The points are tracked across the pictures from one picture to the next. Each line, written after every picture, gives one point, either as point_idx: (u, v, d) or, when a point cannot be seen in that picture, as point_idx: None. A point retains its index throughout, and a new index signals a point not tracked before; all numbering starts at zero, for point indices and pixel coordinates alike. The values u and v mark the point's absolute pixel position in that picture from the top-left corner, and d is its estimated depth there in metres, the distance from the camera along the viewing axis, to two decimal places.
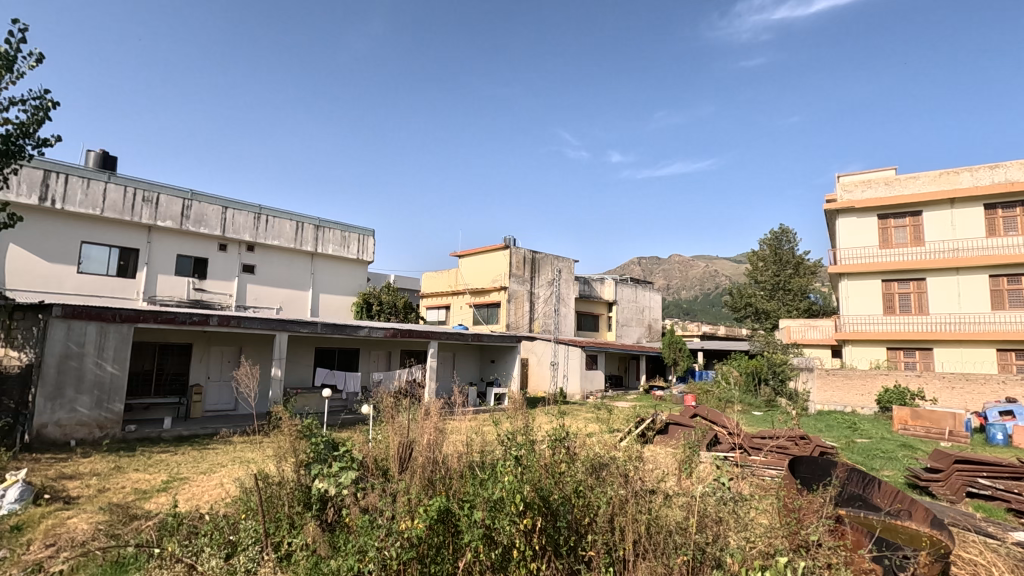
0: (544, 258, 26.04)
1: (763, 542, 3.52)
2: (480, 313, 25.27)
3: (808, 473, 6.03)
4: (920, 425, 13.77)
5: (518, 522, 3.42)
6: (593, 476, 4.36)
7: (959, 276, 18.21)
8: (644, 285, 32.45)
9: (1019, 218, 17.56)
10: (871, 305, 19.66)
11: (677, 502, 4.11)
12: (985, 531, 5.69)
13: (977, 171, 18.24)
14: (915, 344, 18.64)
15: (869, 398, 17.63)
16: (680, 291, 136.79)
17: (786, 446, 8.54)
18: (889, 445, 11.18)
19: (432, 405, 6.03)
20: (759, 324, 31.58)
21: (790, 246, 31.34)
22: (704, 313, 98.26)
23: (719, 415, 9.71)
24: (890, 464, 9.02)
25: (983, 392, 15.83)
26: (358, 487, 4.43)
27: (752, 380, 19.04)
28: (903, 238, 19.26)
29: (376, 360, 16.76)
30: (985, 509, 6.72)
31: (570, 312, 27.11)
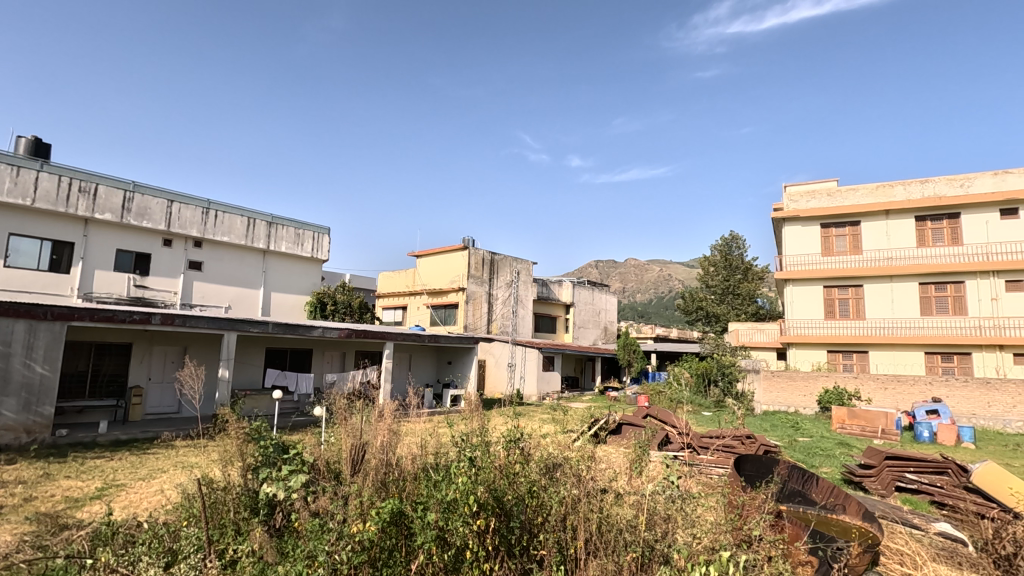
0: (503, 259, 26.09)
1: (709, 538, 3.62)
2: (438, 313, 25.10)
3: (752, 470, 6.28)
4: (856, 424, 14.51)
5: (472, 522, 3.43)
6: (546, 476, 4.41)
7: (892, 283, 19.36)
8: (600, 288, 32.97)
9: (945, 230, 18.82)
10: (813, 309, 20.63)
11: (629, 500, 4.20)
12: (911, 523, 6.08)
13: (910, 185, 19.46)
14: (853, 347, 19.68)
15: (810, 398, 18.49)
16: (635, 295, 139.83)
17: (734, 445, 8.83)
18: (827, 443, 11.77)
19: (387, 406, 5.96)
20: (709, 327, 32.65)
21: (739, 252, 32.53)
22: (658, 315, 100.80)
23: (669, 416, 9.98)
24: (829, 462, 9.49)
25: (912, 392, 16.86)
26: (308, 490, 4.34)
27: (702, 381, 19.65)
28: (843, 246, 20.30)
29: (329, 361, 16.39)
30: (912, 502, 7.22)
31: (528, 313, 27.27)
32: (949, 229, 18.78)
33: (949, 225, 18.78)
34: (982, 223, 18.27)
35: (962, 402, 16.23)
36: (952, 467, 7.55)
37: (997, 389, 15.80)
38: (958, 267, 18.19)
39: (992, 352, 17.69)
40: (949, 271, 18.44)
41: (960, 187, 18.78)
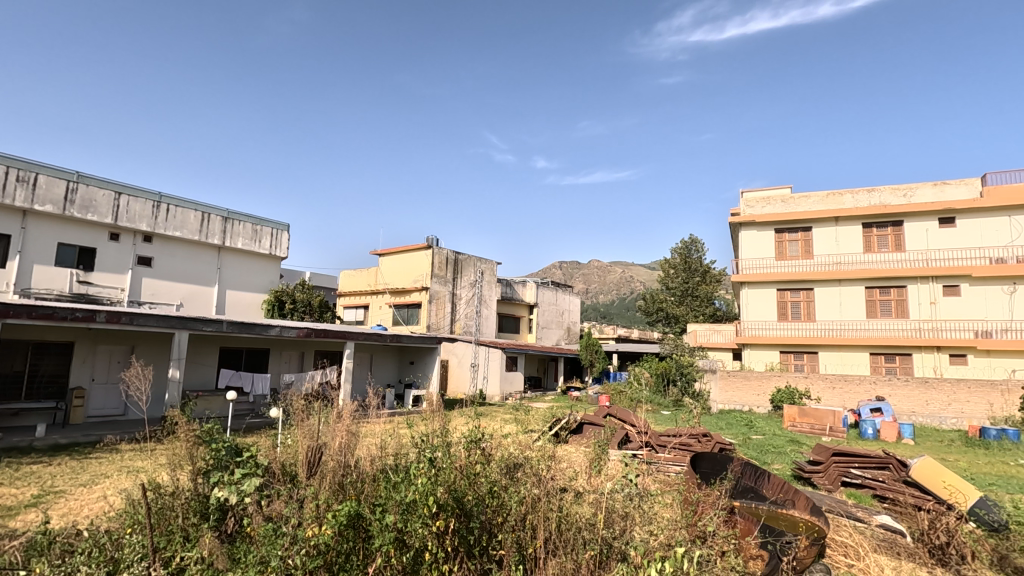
0: (467, 259, 26.00)
1: (665, 534, 3.70)
2: (400, 313, 24.81)
3: (708, 468, 6.46)
4: (806, 422, 15.10)
5: (431, 524, 3.39)
6: (507, 476, 4.41)
7: (840, 287, 20.25)
8: (564, 288, 33.26)
9: (889, 236, 19.79)
10: (767, 311, 21.36)
11: (588, 500, 4.25)
12: (855, 516, 6.35)
13: (858, 194, 20.40)
14: (804, 348, 20.46)
15: (763, 397, 19.14)
16: (598, 296, 141.61)
17: (691, 443, 9.04)
18: (778, 440, 12.21)
19: (345, 407, 5.85)
20: (669, 328, 33.38)
21: (698, 255, 33.39)
22: (620, 316, 102.53)
23: (629, 415, 10.16)
24: (780, 459, 9.85)
25: (858, 391, 17.65)
26: (262, 494, 4.22)
27: (661, 381, 20.07)
28: (795, 251, 21.10)
29: (287, 361, 15.97)
30: (856, 497, 7.56)
31: (492, 313, 27.27)
32: (893, 237, 19.76)
33: (893, 232, 19.75)
34: (923, 231, 19.30)
35: (903, 401, 17.10)
36: (893, 462, 7.91)
37: (935, 388, 16.72)
38: (900, 273, 19.16)
39: (930, 353, 18.70)
40: (892, 276, 19.40)
41: (903, 197, 19.79)
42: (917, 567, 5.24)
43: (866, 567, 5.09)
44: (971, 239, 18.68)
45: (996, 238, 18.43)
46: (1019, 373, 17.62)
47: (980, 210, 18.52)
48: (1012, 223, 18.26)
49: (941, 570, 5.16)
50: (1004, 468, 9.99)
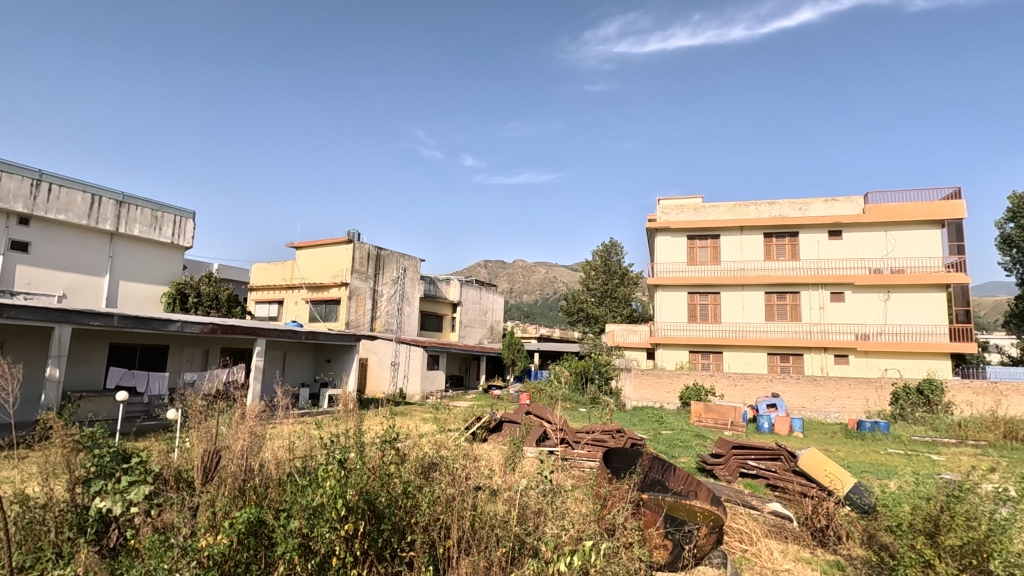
0: (389, 255, 25.43)
1: (575, 529, 3.80)
2: (317, 309, 23.83)
3: (619, 462, 6.68)
4: (710, 417, 16.13)
5: (339, 528, 3.27)
6: (422, 475, 4.34)
7: (744, 292, 21.77)
8: (488, 287, 33.35)
9: (786, 246, 21.55)
10: (678, 313, 22.56)
11: (501, 497, 4.28)
12: (750, 504, 6.85)
13: (760, 206, 22.08)
14: (710, 348, 21.82)
15: (673, 394, 20.21)
16: (522, 295, 143.62)
17: (605, 439, 9.34)
18: (686, 435, 12.93)
19: (251, 408, 5.52)
20: (589, 327, 34.45)
21: (618, 258, 34.66)
22: (543, 316, 104.15)
23: (546, 411, 10.42)
24: (686, 452, 10.42)
25: (757, 388, 19.05)
26: (151, 503, 3.88)
27: (580, 379, 20.47)
28: (705, 257, 22.46)
29: (189, 359, 14.86)
30: (752, 486, 8.17)
31: (414, 311, 26.87)
32: (790, 246, 21.52)
33: (790, 242, 21.52)
34: (815, 242, 21.17)
35: (795, 397, 18.66)
36: (784, 453, 8.57)
37: (821, 385, 18.40)
38: (795, 279, 20.91)
39: (818, 353, 20.53)
40: (788, 282, 21.14)
41: (800, 210, 21.65)
42: (800, 549, 5.72)
43: (758, 552, 5.50)
44: (854, 251, 20.73)
45: (875, 250, 20.55)
46: (890, 371, 19.74)
47: (863, 225, 20.59)
48: (888, 238, 20.44)
49: (820, 550, 5.68)
50: (875, 456, 11.18)
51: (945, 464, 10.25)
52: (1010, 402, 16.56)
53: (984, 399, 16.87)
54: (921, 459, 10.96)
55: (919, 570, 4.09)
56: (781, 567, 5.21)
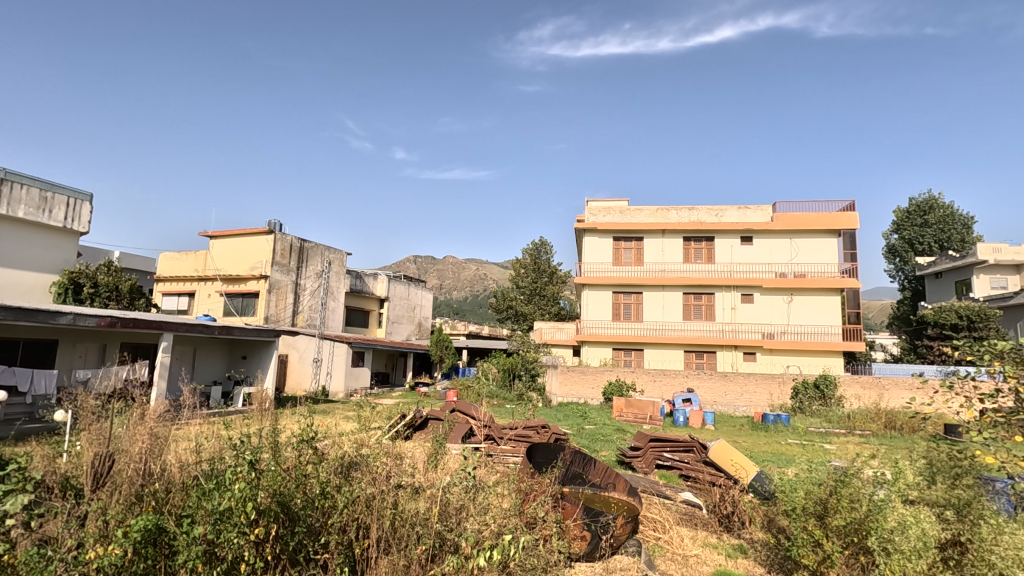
0: (313, 247, 24.48)
1: (496, 523, 3.84)
2: (233, 303, 22.52)
3: (542, 457, 6.76)
4: (631, 412, 16.77)
5: (248, 532, 3.13)
6: (341, 475, 4.20)
7: (664, 292, 22.81)
8: (416, 283, 32.89)
9: (703, 249, 22.82)
10: (603, 311, 23.26)
11: (423, 494, 4.23)
12: (664, 494, 7.18)
13: (680, 211, 23.26)
14: (632, 346, 22.68)
15: (597, 390, 20.85)
16: (451, 292, 142.76)
17: (529, 434, 9.48)
18: (607, 430, 13.37)
19: (152, 408, 5.13)
20: (517, 325, 34.79)
21: (547, 257, 35.21)
22: (472, 313, 104.06)
23: (472, 408, 10.41)
24: (607, 446, 10.78)
25: (674, 383, 20.03)
26: (29, 516, 3.50)
27: (508, 376, 20.95)
28: (629, 258, 23.32)
29: (83, 356, 13.57)
30: (666, 477, 8.59)
31: (339, 306, 26.01)
32: (706, 250, 22.81)
33: (707, 246, 22.81)
34: (729, 246, 22.56)
35: (708, 392, 19.78)
36: (697, 445, 9.07)
37: (732, 381, 19.62)
38: (710, 281, 22.18)
39: (730, 351, 21.88)
40: (705, 284, 22.37)
41: (716, 216, 23.01)
42: (708, 535, 6.09)
43: (670, 539, 5.78)
44: (763, 256, 22.29)
45: (781, 256, 22.19)
46: (792, 368, 21.41)
47: (771, 232, 22.18)
48: (792, 244, 22.14)
49: (726, 534, 6.09)
50: (777, 447, 12.09)
51: (835, 453, 11.22)
52: (890, 395, 18.42)
53: (870, 392, 18.64)
54: (815, 448, 11.95)
55: (810, 549, 4.55)
56: (690, 552, 5.52)
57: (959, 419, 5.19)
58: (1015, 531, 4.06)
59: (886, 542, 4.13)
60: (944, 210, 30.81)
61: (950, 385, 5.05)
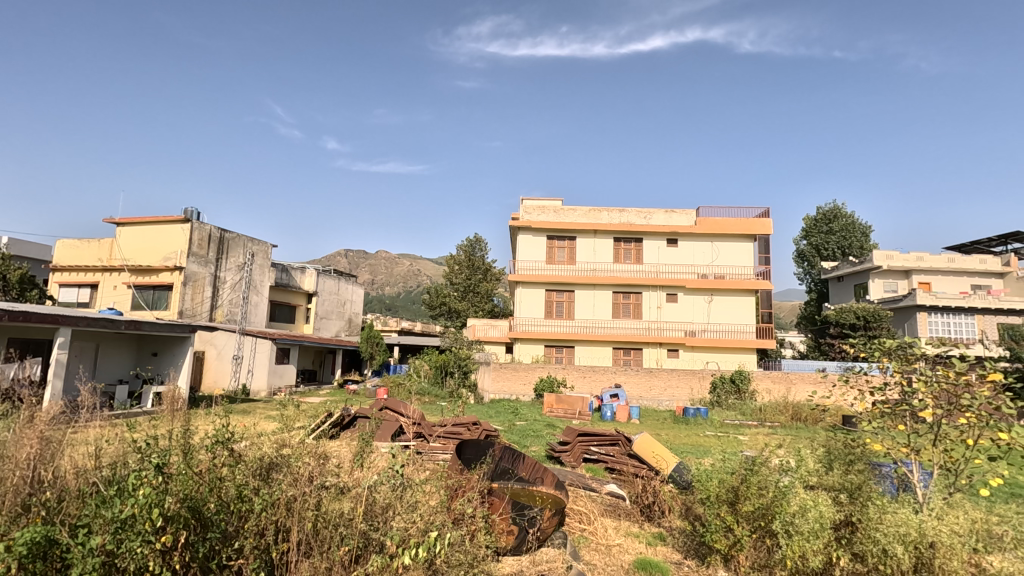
0: (235, 238, 23.19)
1: (423, 521, 3.83)
2: (142, 295, 20.94)
3: (472, 454, 6.72)
4: (561, 407, 17.15)
5: (154, 541, 2.97)
6: (260, 475, 4.01)
7: (594, 291, 23.44)
8: (347, 278, 31.95)
9: (632, 250, 23.67)
10: (536, 309, 23.56)
11: (348, 494, 4.14)
12: (589, 486, 7.40)
13: (611, 212, 23.98)
14: (564, 343, 23.13)
15: (528, 386, 21.12)
16: (383, 288, 139.70)
17: (459, 432, 9.46)
18: (537, 425, 13.58)
19: (45, 409, 4.69)
20: (450, 322, 34.57)
21: (481, 254, 35.22)
22: (405, 309, 102.32)
23: (403, 406, 10.25)
24: (537, 442, 10.95)
25: (602, 379, 20.64)
26: None
27: (440, 373, 20.77)
28: (562, 257, 23.77)
29: None
30: (592, 470, 8.85)
31: (262, 301, 24.79)
32: (634, 251, 23.68)
33: (635, 247, 23.69)
34: (656, 248, 23.55)
35: (634, 387, 20.52)
36: (622, 439, 9.36)
37: (656, 376, 20.49)
38: (638, 281, 23.04)
39: (655, 348, 22.84)
40: (632, 284, 23.21)
41: (644, 219, 23.93)
42: (630, 524, 6.35)
43: (594, 530, 5.97)
44: (687, 258, 23.43)
45: (703, 258, 23.41)
46: (711, 364, 22.62)
47: (694, 235, 23.36)
48: (713, 247, 23.42)
49: (647, 523, 6.38)
50: (695, 438, 12.78)
51: (747, 443, 12.02)
52: (796, 389, 19.94)
53: (779, 386, 20.08)
54: (729, 439, 12.74)
55: (722, 534, 4.94)
56: (613, 542, 5.72)
57: (852, 411, 5.71)
58: (896, 510, 4.51)
59: (788, 524, 4.48)
60: (846, 220, 33.63)
61: (847, 380, 5.54)
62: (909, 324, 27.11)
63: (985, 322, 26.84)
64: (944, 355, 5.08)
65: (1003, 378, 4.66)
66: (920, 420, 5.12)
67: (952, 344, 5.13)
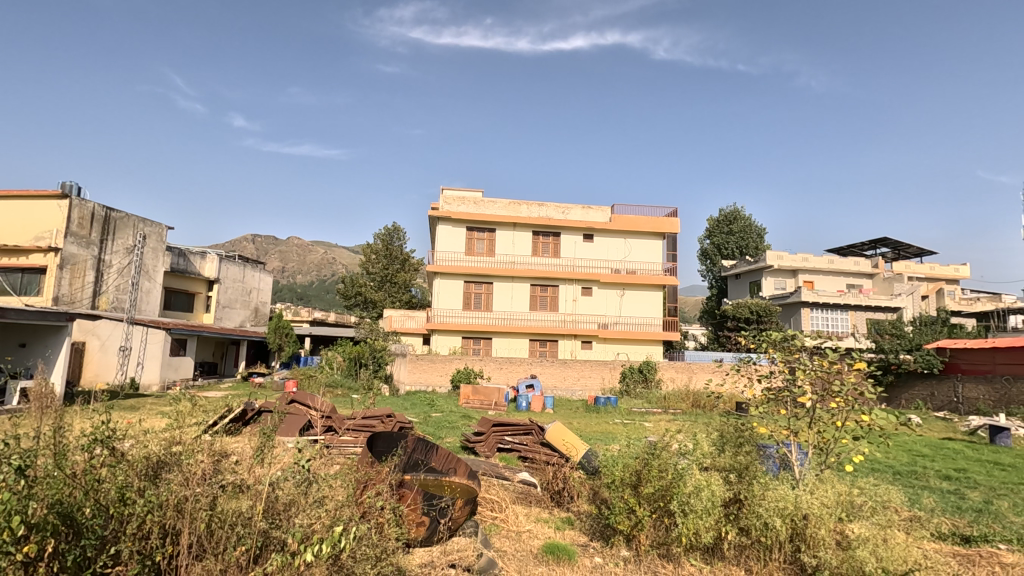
0: (122, 218, 21.07)
1: (328, 516, 3.69)
2: (8, 280, 18.55)
3: (384, 446, 6.57)
4: (477, 399, 17.23)
5: (14, 553, 2.66)
6: (147, 476, 3.70)
7: (513, 283, 23.72)
8: (253, 265, 30.11)
9: (549, 244, 24.19)
10: (454, 300, 23.45)
11: (247, 491, 3.93)
12: (502, 475, 7.52)
13: (530, 206, 24.31)
14: (481, 334, 23.21)
15: (445, 377, 20.99)
16: (295, 276, 133.48)
17: (372, 424, 9.24)
18: (453, 416, 13.59)
19: None
20: (366, 312, 33.63)
21: (399, 243, 34.51)
22: (319, 299, 98.50)
23: (312, 399, 9.85)
24: (452, 433, 10.95)
25: (518, 370, 20.99)
26: None
27: (354, 364, 20.20)
28: (481, 249, 23.83)
29: None
30: (506, 459, 9.00)
31: (155, 288, 22.77)
32: (552, 244, 24.22)
33: (553, 241, 24.23)
34: (573, 243, 24.22)
35: (549, 377, 21.04)
36: (535, 428, 9.63)
37: (570, 367, 21.12)
38: (554, 275, 23.57)
39: (569, 340, 23.53)
40: (549, 277, 23.71)
41: (562, 213, 24.49)
42: (540, 510, 6.55)
43: (505, 517, 6.08)
44: (601, 253, 24.30)
45: (617, 254, 24.37)
46: (621, 355, 23.67)
47: (608, 231, 24.26)
48: (626, 243, 24.45)
49: (556, 509, 6.61)
50: (604, 426, 13.35)
51: (650, 430, 12.75)
52: (696, 377, 21.38)
53: (682, 375, 21.42)
54: (635, 426, 13.45)
55: (625, 516, 5.21)
56: (523, 528, 5.86)
57: (742, 397, 6.21)
58: (776, 486, 4.98)
59: (685, 504, 4.84)
60: (744, 222, 36.36)
61: (738, 368, 6.02)
62: (794, 318, 29.86)
63: (857, 318, 30.09)
64: (821, 346, 5.62)
65: (866, 366, 5.28)
66: (799, 405, 5.64)
67: (827, 336, 5.68)
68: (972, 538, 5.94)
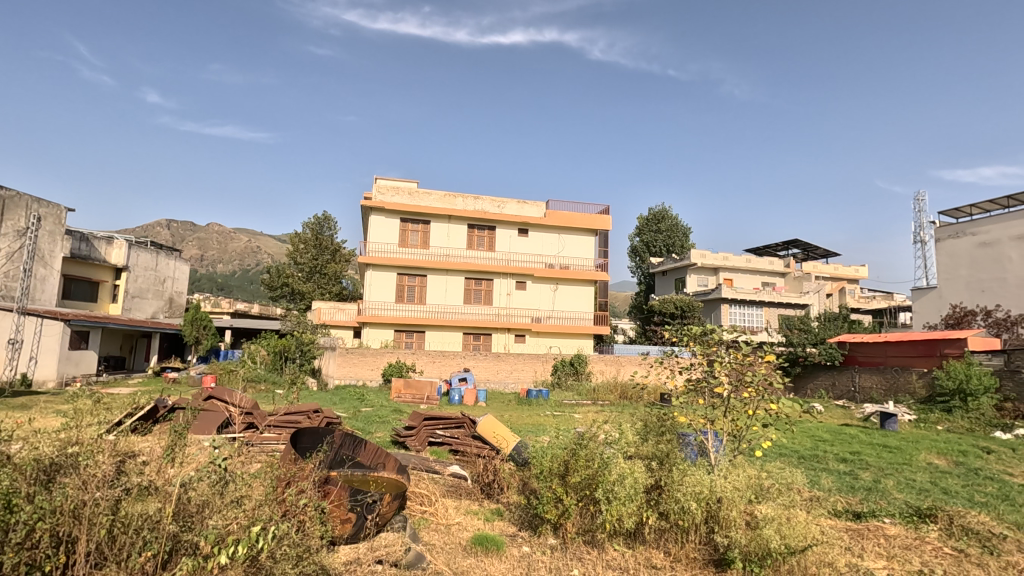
0: (12, 197, 19.09)
1: (246, 516, 3.53)
2: None
3: (308, 443, 6.35)
4: (409, 393, 16.98)
5: None
6: (37, 480, 3.38)
7: (447, 276, 23.53)
8: (168, 252, 28.10)
9: (485, 238, 24.19)
10: (386, 292, 22.96)
11: (156, 492, 3.69)
12: (432, 468, 7.49)
13: (466, 199, 24.19)
14: (414, 327, 22.88)
15: (376, 371, 20.52)
16: (215, 265, 125.92)
17: (297, 420, 8.91)
18: (384, 411, 13.35)
19: None
20: (292, 304, 32.26)
21: (329, 233, 33.33)
22: (242, 290, 93.50)
23: (232, 395, 9.35)
24: (382, 427, 10.74)
25: (451, 363, 20.89)
26: None
27: (278, 358, 19.34)
28: (415, 241, 23.50)
29: None
30: (436, 453, 8.95)
31: (53, 275, 20.75)
32: (487, 238, 24.24)
33: (488, 235, 24.24)
34: (508, 237, 24.35)
35: (482, 371, 21.08)
36: (467, 421, 9.64)
37: (503, 360, 21.29)
38: (489, 269, 23.64)
39: (503, 333, 23.71)
40: (484, 271, 23.75)
41: (498, 207, 24.56)
42: (470, 503, 6.57)
43: (435, 511, 6.05)
44: (536, 248, 24.59)
45: (551, 249, 24.75)
46: (553, 348, 24.12)
47: (543, 227, 24.59)
48: (560, 239, 24.89)
49: (486, 501, 6.66)
50: (536, 418, 13.59)
51: (579, 421, 13.11)
52: (624, 370, 22.18)
53: (611, 368, 22.12)
54: (565, 418, 13.79)
55: (553, 505, 5.34)
56: (452, 521, 5.86)
57: (665, 388, 6.46)
58: (693, 472, 5.27)
59: (608, 491, 5.03)
60: (671, 221, 37.95)
61: (661, 360, 6.25)
62: (715, 313, 31.58)
63: (771, 314, 32.26)
64: (735, 339, 5.92)
65: (775, 358, 5.65)
66: (716, 395, 5.95)
67: (742, 330, 5.95)
68: (862, 513, 6.56)
